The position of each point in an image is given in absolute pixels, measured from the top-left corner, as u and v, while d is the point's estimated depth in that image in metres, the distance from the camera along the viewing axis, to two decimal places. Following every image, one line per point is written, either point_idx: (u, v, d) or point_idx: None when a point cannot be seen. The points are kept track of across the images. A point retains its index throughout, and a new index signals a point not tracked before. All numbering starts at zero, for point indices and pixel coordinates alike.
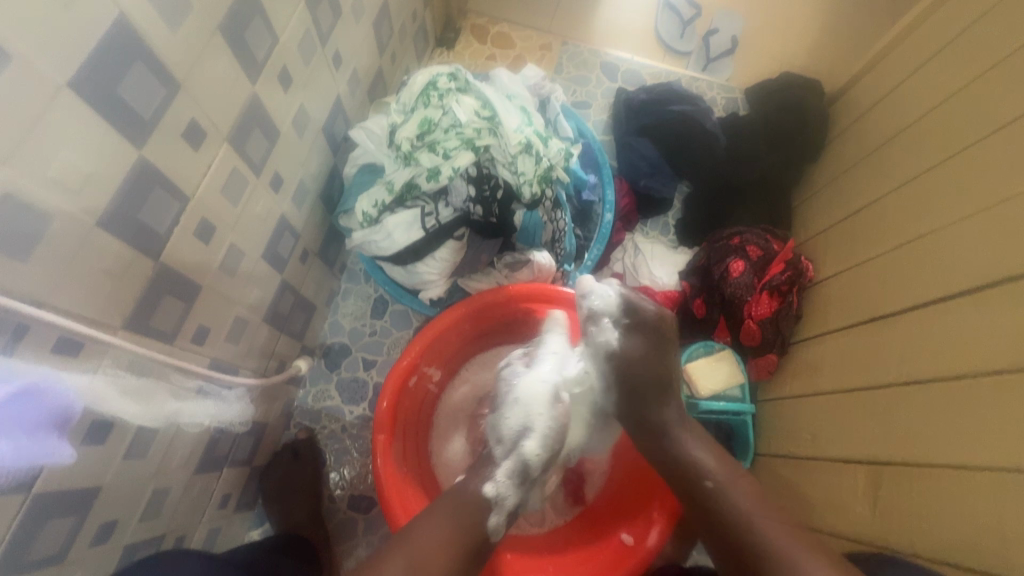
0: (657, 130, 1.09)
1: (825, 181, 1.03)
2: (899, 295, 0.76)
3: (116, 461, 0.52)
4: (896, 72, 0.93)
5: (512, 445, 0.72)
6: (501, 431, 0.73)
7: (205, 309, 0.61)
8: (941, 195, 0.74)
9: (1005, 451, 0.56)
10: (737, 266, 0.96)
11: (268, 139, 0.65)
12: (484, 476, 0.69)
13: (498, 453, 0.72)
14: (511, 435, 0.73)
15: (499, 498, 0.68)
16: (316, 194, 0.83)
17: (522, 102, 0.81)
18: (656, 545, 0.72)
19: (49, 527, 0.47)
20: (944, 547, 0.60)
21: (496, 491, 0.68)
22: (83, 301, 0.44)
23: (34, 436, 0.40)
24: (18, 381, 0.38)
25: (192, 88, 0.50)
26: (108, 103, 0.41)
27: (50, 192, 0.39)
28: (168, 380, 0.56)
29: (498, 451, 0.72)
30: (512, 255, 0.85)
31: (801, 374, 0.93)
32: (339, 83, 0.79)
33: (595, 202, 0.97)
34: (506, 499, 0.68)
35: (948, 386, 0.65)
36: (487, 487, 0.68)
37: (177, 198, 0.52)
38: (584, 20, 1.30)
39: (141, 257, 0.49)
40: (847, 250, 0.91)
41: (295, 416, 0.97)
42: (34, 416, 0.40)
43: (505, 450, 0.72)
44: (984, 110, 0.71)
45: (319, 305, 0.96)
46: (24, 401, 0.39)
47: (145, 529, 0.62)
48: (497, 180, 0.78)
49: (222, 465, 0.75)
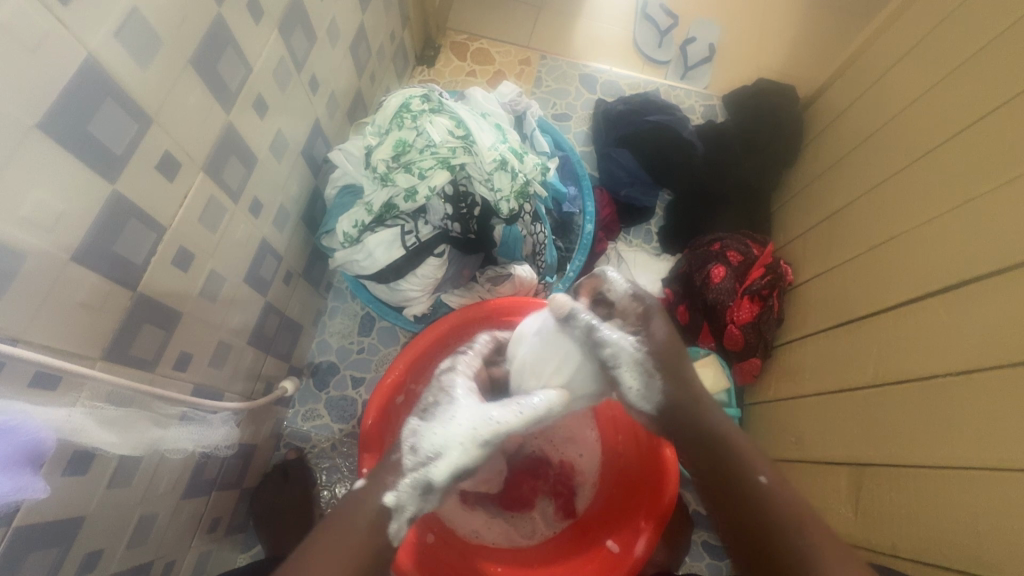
0: (635, 140, 1.10)
1: (802, 184, 1.04)
2: (875, 297, 0.77)
3: (98, 492, 0.53)
4: (867, 77, 0.94)
5: (427, 460, 0.60)
6: (418, 440, 0.62)
7: (186, 337, 0.62)
8: (914, 197, 0.76)
9: (976, 449, 0.57)
10: (718, 272, 0.97)
11: (246, 166, 0.66)
12: (383, 484, 0.60)
13: (406, 464, 0.61)
14: (427, 450, 0.61)
15: (399, 506, 0.59)
16: (298, 216, 0.84)
17: (497, 120, 0.83)
18: (641, 555, 0.72)
19: (33, 560, 0.47)
20: (924, 548, 0.61)
21: (397, 499, 0.59)
22: (58, 336, 0.45)
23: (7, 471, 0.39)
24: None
25: (165, 122, 0.51)
26: (79, 142, 0.42)
27: (25, 233, 0.40)
28: (150, 409, 0.56)
29: (408, 462, 0.61)
30: (493, 269, 0.86)
31: (786, 377, 0.93)
32: (317, 106, 0.81)
33: (576, 213, 0.98)
34: (408, 507, 0.60)
35: (919, 385, 0.66)
36: (385, 495, 0.59)
37: (154, 229, 0.53)
38: (562, 34, 1.32)
39: (119, 288, 0.50)
40: (822, 254, 0.93)
41: (285, 436, 0.97)
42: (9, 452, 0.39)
43: (416, 463, 0.61)
44: (951, 112, 0.73)
45: (305, 325, 0.97)
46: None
47: (131, 557, 0.62)
48: (474, 197, 0.80)
49: (209, 489, 0.75)
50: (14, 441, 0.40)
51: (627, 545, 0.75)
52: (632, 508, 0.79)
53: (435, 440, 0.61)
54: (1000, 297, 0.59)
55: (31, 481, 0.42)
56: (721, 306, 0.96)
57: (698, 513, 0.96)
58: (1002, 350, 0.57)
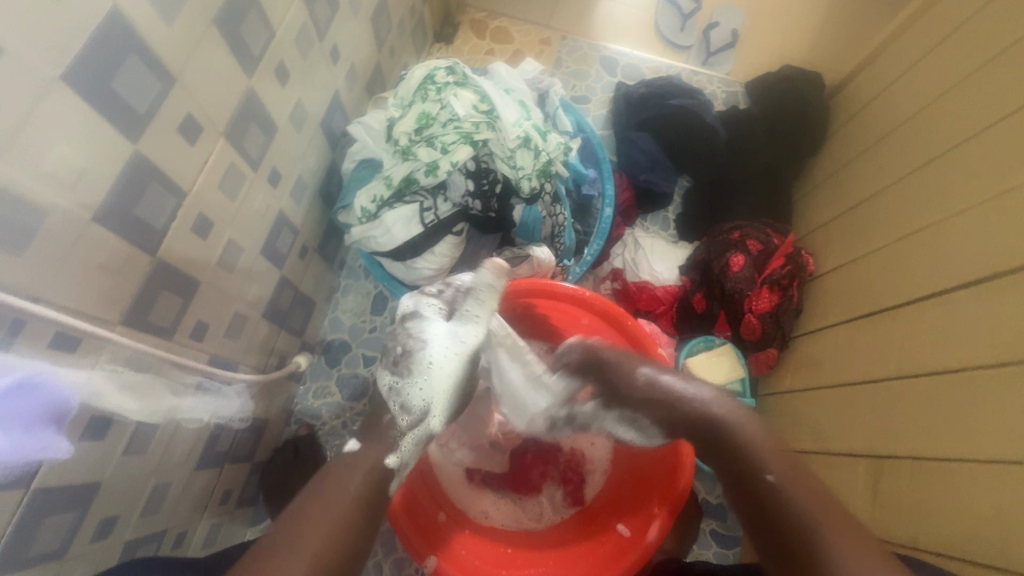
0: (656, 125, 1.08)
1: (827, 174, 1.02)
2: (899, 290, 0.76)
3: (116, 457, 0.52)
4: (898, 64, 0.92)
5: (420, 416, 0.63)
6: (409, 399, 0.63)
7: (203, 306, 0.61)
8: (942, 187, 0.74)
9: (998, 442, 0.56)
10: (737, 260, 0.96)
11: (266, 134, 0.65)
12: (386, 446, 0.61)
13: (402, 424, 0.63)
14: (420, 405, 0.63)
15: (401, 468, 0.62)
16: (315, 190, 0.82)
17: (520, 96, 0.81)
18: (655, 542, 0.72)
19: (51, 523, 0.47)
20: (946, 540, 0.60)
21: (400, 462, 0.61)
22: (79, 297, 0.44)
23: (29, 430, 0.39)
24: (12, 376, 0.38)
25: (188, 83, 0.49)
26: (102, 97, 0.41)
27: (47, 188, 0.39)
28: (166, 375, 0.55)
29: (402, 422, 0.62)
30: (511, 250, 0.84)
31: (805, 368, 0.91)
32: (337, 77, 0.79)
33: (595, 197, 0.96)
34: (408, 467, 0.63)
35: (945, 379, 0.65)
36: (390, 459, 0.60)
37: (173, 192, 0.51)
38: (583, 15, 1.29)
39: (138, 252, 0.49)
40: (847, 245, 0.90)
41: (296, 413, 0.97)
42: (31, 410, 0.39)
43: (412, 421, 0.63)
44: (986, 100, 0.70)
45: (318, 301, 0.96)
46: (20, 395, 0.38)
47: (145, 525, 0.62)
48: (495, 174, 0.79)
49: (222, 462, 0.75)
50: (35, 399, 0.40)
51: (641, 532, 0.74)
52: (646, 494, 0.78)
53: (425, 387, 0.63)
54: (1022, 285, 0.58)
55: (51, 437, 0.42)
56: (740, 296, 0.95)
57: (708, 503, 0.95)
58: None
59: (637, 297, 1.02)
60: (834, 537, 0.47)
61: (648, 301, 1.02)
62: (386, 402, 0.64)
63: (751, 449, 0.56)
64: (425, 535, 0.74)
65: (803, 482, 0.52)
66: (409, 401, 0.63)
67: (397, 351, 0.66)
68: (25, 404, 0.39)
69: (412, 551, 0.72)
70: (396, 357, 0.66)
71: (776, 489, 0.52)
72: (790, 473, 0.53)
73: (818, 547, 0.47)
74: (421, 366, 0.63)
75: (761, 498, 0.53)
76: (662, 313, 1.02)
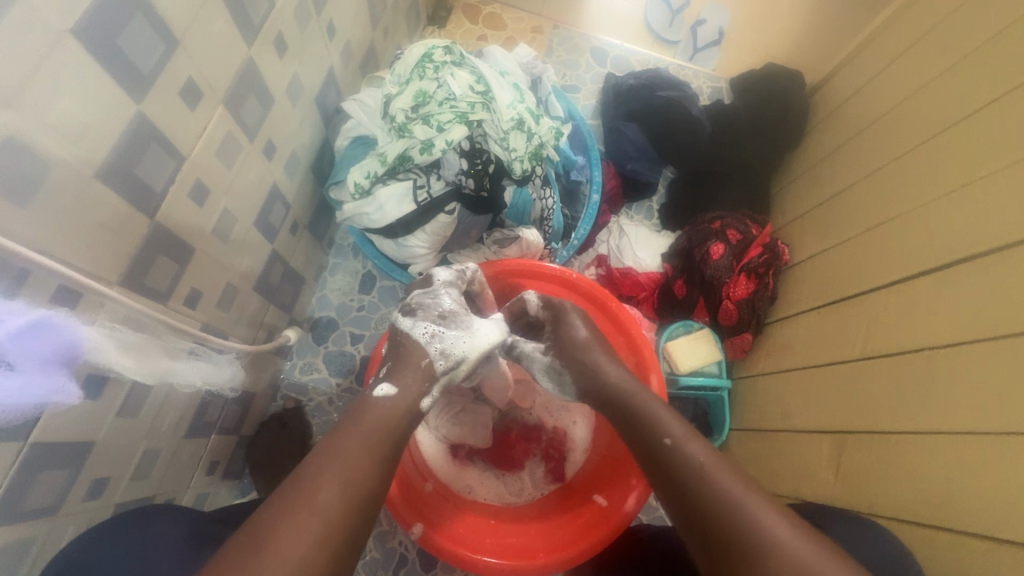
0: (643, 116, 1.11)
1: (803, 169, 1.06)
2: (864, 276, 0.81)
3: (109, 419, 0.53)
4: (871, 66, 0.96)
5: (455, 365, 0.66)
6: (448, 346, 0.65)
7: (198, 273, 0.62)
8: (919, 178, 0.76)
9: (954, 413, 0.60)
10: (717, 249, 0.99)
11: (263, 105, 0.65)
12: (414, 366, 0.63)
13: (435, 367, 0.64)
14: (456, 356, 0.65)
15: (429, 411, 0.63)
16: (308, 166, 0.83)
17: (515, 79, 0.83)
18: (632, 511, 0.75)
19: (45, 480, 0.47)
20: (900, 507, 0.64)
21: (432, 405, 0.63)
22: (80, 255, 0.44)
23: (39, 370, 0.41)
24: (32, 314, 0.40)
25: (191, 47, 0.50)
26: (110, 55, 0.42)
27: (53, 142, 0.39)
28: (161, 339, 0.56)
29: (439, 366, 0.64)
30: (500, 231, 0.87)
31: (777, 352, 0.95)
32: (332, 54, 0.79)
33: (583, 182, 0.98)
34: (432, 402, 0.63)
35: (921, 358, 0.67)
36: (425, 401, 0.62)
37: (173, 155, 0.52)
38: (575, 6, 1.31)
39: (137, 214, 0.49)
40: (821, 235, 0.94)
41: (282, 387, 0.97)
42: (46, 351, 0.41)
43: (445, 366, 0.65)
44: (951, 101, 0.75)
45: (307, 278, 0.97)
46: (36, 335, 0.40)
47: (135, 490, 0.62)
48: (488, 155, 0.79)
49: (210, 431, 0.76)
50: (52, 340, 0.42)
51: (619, 503, 0.77)
52: (625, 468, 0.81)
53: (456, 342, 0.66)
54: (999, 265, 0.61)
55: (63, 382, 0.44)
56: (719, 283, 0.98)
57: None
58: (1004, 320, 0.58)
59: (621, 283, 1.05)
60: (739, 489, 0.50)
61: (631, 286, 1.05)
62: (425, 347, 0.64)
63: (657, 421, 0.59)
64: (411, 502, 0.76)
65: (697, 437, 0.57)
66: (455, 354, 0.65)
67: (439, 307, 0.67)
68: (42, 343, 0.41)
69: (400, 518, 0.73)
70: (441, 312, 0.67)
71: (672, 450, 0.56)
72: (686, 433, 0.57)
73: (703, 497, 0.51)
74: (460, 326, 0.67)
75: (657, 461, 0.57)
76: (643, 299, 1.05)
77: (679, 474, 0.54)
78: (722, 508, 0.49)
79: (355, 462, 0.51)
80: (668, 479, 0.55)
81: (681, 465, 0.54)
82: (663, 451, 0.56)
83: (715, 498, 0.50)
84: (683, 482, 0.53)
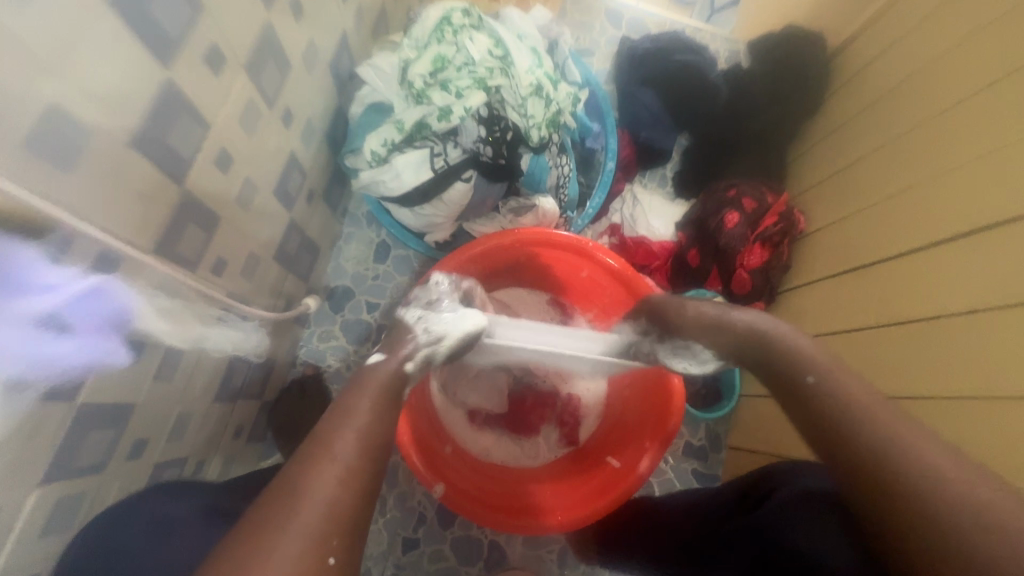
0: (659, 80, 1.09)
1: (822, 134, 1.04)
2: (880, 246, 0.81)
3: (147, 383, 0.54)
4: (891, 28, 0.92)
5: (437, 341, 0.62)
6: (431, 322, 0.63)
7: (223, 242, 0.62)
8: (938, 147, 0.75)
9: (965, 379, 0.62)
10: (733, 218, 0.98)
11: (282, 72, 0.64)
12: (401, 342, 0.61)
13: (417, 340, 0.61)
14: (437, 330, 0.62)
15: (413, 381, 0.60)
16: (323, 134, 0.82)
17: (534, 43, 0.82)
18: (644, 473, 0.77)
19: (94, 440, 0.49)
20: None
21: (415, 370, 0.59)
22: (118, 223, 0.45)
23: (99, 334, 0.44)
24: (88, 280, 0.42)
25: (215, 12, 0.49)
26: (141, 21, 0.41)
27: (91, 110, 0.39)
28: (193, 305, 0.57)
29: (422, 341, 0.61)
30: (516, 200, 0.87)
31: (795, 320, 0.96)
32: (345, 17, 0.78)
33: (598, 150, 0.97)
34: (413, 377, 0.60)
35: (931, 325, 0.68)
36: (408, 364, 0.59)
37: (199, 123, 0.52)
38: None
39: (168, 182, 0.50)
40: (837, 202, 0.94)
41: (301, 355, 1.00)
42: (97, 316, 0.44)
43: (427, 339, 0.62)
44: (970, 69, 0.72)
45: (323, 247, 0.97)
46: (92, 299, 0.43)
47: (171, 451, 0.65)
48: (507, 122, 0.77)
49: (236, 396, 0.78)
50: (100, 308, 0.44)
51: (632, 465, 0.79)
52: (638, 430, 0.84)
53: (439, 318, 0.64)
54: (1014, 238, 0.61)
55: (114, 345, 0.47)
56: (733, 252, 0.98)
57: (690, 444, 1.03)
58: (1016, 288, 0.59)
59: (634, 252, 1.05)
60: (898, 430, 0.46)
61: (644, 256, 1.05)
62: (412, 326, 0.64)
63: (804, 358, 0.56)
64: (430, 463, 0.78)
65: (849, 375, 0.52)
66: (438, 330, 0.62)
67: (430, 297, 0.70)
68: (92, 310, 0.43)
69: (420, 477, 0.76)
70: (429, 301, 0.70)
71: (818, 386, 0.52)
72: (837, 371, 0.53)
73: (848, 434, 0.48)
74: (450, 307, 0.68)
75: (800, 395, 0.54)
76: (657, 268, 1.05)
77: (831, 409, 0.50)
78: (871, 443, 0.46)
79: (386, 425, 0.53)
80: (815, 416, 0.51)
81: (834, 405, 0.50)
82: (809, 387, 0.53)
83: (864, 435, 0.47)
84: (836, 424, 0.49)
